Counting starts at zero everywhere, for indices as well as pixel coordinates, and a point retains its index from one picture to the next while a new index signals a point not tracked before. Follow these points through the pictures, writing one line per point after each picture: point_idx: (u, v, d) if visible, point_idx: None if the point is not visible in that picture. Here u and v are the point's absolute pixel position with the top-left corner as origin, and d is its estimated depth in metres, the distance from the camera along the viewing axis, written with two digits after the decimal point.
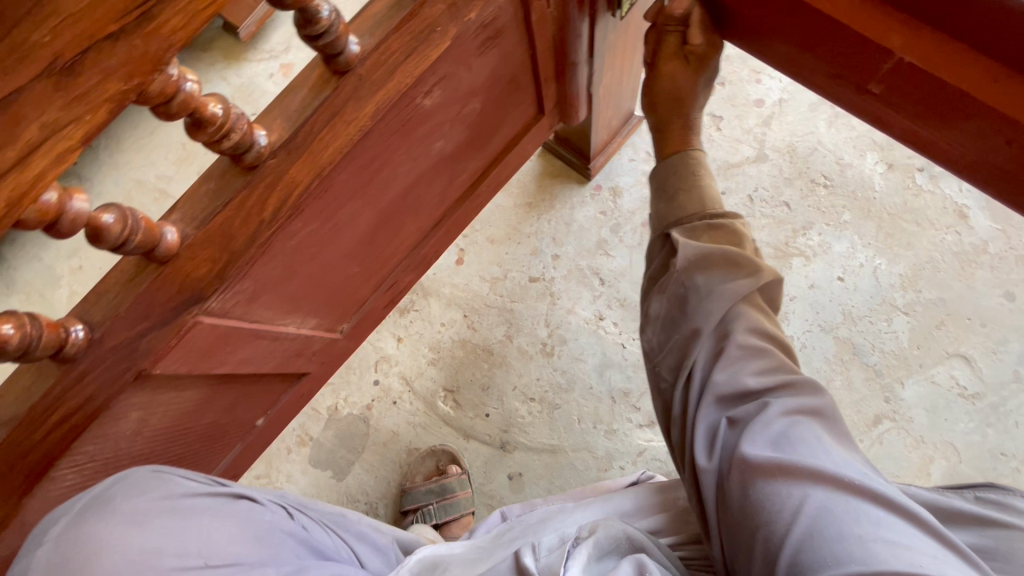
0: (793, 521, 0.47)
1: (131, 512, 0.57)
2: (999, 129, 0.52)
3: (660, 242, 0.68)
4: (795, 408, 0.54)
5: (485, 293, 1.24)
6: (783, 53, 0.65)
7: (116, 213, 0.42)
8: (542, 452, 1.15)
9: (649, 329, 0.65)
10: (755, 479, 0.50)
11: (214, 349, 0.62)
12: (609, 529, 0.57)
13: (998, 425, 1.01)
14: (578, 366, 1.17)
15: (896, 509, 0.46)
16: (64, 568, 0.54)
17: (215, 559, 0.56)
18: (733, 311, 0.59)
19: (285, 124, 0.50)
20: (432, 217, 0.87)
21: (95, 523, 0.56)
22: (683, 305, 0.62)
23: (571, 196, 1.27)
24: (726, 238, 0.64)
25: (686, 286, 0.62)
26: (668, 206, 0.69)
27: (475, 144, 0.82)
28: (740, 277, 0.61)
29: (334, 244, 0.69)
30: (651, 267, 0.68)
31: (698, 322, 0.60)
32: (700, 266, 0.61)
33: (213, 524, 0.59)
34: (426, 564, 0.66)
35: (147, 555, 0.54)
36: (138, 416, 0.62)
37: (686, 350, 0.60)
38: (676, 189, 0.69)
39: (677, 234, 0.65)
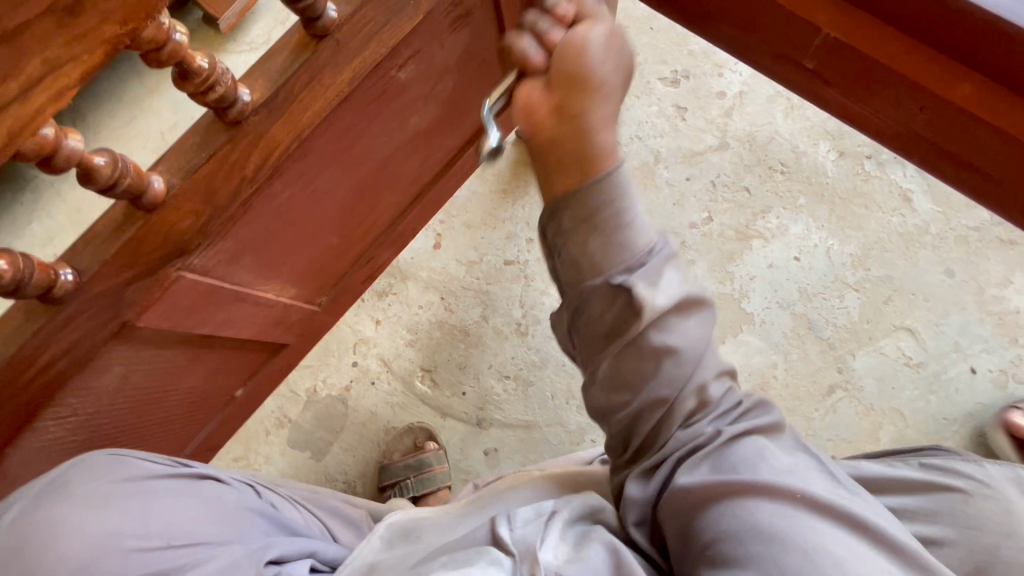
0: (740, 542, 0.47)
1: (87, 494, 0.59)
2: (913, 98, 0.59)
3: (601, 291, 0.49)
4: (741, 428, 0.53)
5: (462, 276, 1.28)
6: (730, 36, 0.71)
7: (107, 156, 0.45)
8: (517, 428, 1.19)
9: (594, 387, 0.54)
10: (704, 508, 0.50)
11: (195, 308, 0.65)
12: (584, 501, 0.60)
13: (940, 391, 1.08)
14: (551, 344, 1.22)
15: (833, 514, 0.49)
16: (19, 554, 0.55)
17: (177, 539, 0.58)
18: (697, 365, 0.52)
19: (266, 85, 0.54)
20: (407, 194, 0.91)
21: (51, 508, 0.58)
22: (640, 370, 0.51)
23: None
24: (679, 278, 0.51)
25: (648, 350, 0.50)
26: (602, 241, 0.49)
27: (436, 132, 0.85)
28: (703, 324, 0.52)
29: (312, 212, 0.73)
30: (586, 318, 0.51)
31: (663, 391, 0.51)
32: (663, 325, 0.50)
33: (175, 504, 0.61)
34: (397, 530, 0.68)
35: (107, 536, 0.56)
36: (120, 372, 0.64)
37: (645, 415, 0.53)
38: (613, 220, 0.48)
39: (632, 286, 0.48)
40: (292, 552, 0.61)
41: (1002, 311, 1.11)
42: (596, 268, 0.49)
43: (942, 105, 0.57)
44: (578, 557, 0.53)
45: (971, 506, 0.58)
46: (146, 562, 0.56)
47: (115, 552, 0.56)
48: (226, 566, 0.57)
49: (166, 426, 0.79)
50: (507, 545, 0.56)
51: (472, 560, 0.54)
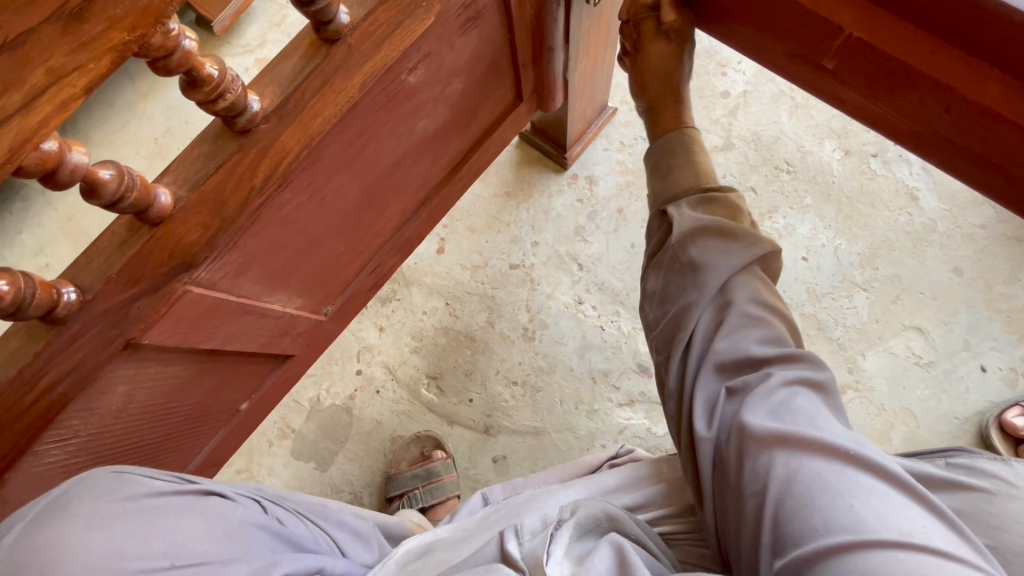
0: (786, 489, 0.46)
1: (89, 514, 0.55)
2: (937, 98, 0.57)
3: (658, 220, 0.69)
4: (794, 377, 0.54)
5: (467, 281, 1.26)
6: (746, 36, 0.70)
7: (113, 169, 0.43)
8: (526, 434, 1.17)
9: (647, 304, 0.67)
10: (753, 448, 0.49)
11: (202, 321, 0.63)
12: (588, 509, 0.58)
13: (951, 390, 1.08)
14: (558, 349, 1.20)
15: (885, 478, 0.46)
16: (19, 573, 0.52)
17: (182, 559, 0.55)
18: (734, 281, 0.60)
19: (277, 91, 0.52)
20: (415, 199, 0.89)
21: (52, 529, 0.54)
22: (680, 281, 0.62)
23: (549, 184, 1.30)
24: (722, 212, 0.65)
25: (682, 257, 0.62)
26: (662, 184, 0.70)
27: (455, 125, 0.83)
28: (739, 250, 0.61)
29: (321, 219, 0.71)
30: (649, 242, 0.69)
31: (692, 296, 0.60)
32: (698, 241, 0.62)
33: (179, 523, 0.57)
34: (413, 553, 0.67)
35: (111, 557, 0.53)
36: (124, 391, 0.61)
37: (684, 321, 0.60)
38: (668, 167, 0.70)
39: (674, 210, 0.66)
40: (303, 569, 0.59)
41: (1011, 309, 1.11)
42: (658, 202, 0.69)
43: (967, 106, 0.55)
44: (583, 569, 0.51)
45: (996, 507, 0.53)
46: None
47: (118, 575, 0.52)
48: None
49: (166, 446, 0.76)
50: (516, 560, 0.55)
51: None
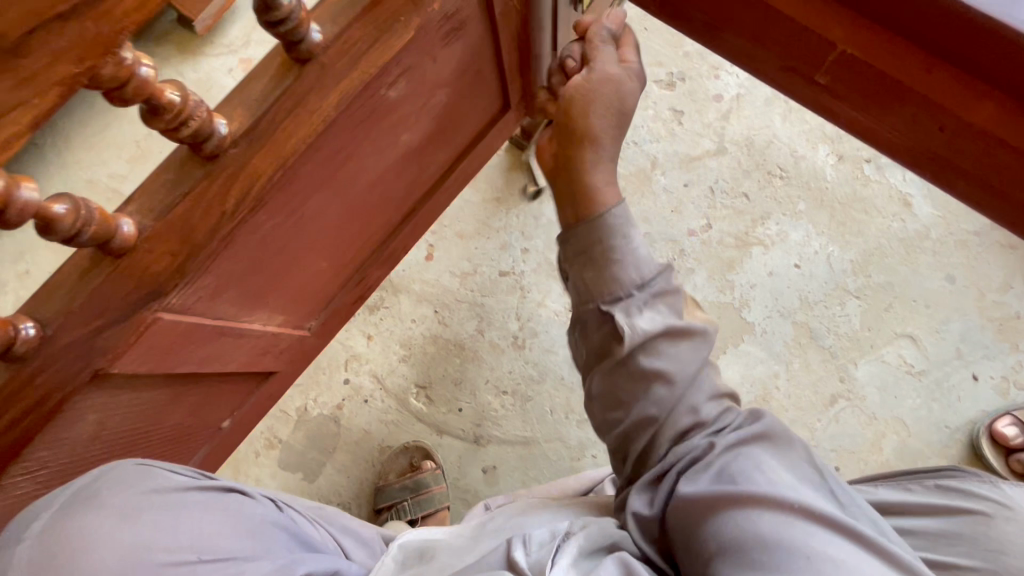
0: (736, 557, 0.47)
1: (120, 505, 0.55)
2: (932, 117, 0.56)
3: (596, 318, 0.59)
4: (738, 438, 0.54)
5: (456, 288, 1.25)
6: (738, 47, 0.68)
7: (68, 204, 0.41)
8: (516, 444, 1.16)
9: (592, 405, 0.61)
10: (702, 517, 0.50)
11: (176, 347, 0.61)
12: (602, 523, 0.57)
13: (943, 399, 1.07)
14: (549, 357, 1.19)
15: (835, 526, 0.48)
16: (49, 563, 0.51)
17: (209, 553, 0.55)
18: (689, 386, 0.57)
19: (245, 114, 0.50)
20: (399, 212, 0.87)
21: (80, 520, 0.53)
22: (629, 390, 0.57)
23: (539, 189, 1.28)
24: (668, 309, 0.58)
25: (636, 372, 0.56)
26: (599, 276, 0.58)
27: (427, 146, 0.80)
28: (691, 349, 0.57)
29: (300, 237, 0.69)
30: (584, 343, 0.61)
31: (650, 409, 0.56)
32: (649, 349, 0.56)
33: (205, 517, 0.57)
34: (412, 550, 0.67)
35: (140, 549, 0.52)
36: (95, 419, 0.59)
37: (637, 433, 0.57)
38: (603, 258, 0.58)
39: (619, 317, 0.57)
40: (319, 572, 0.59)
41: (1003, 317, 1.10)
42: (592, 300, 0.59)
43: (961, 127, 0.54)
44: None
45: (993, 530, 0.57)
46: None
47: (146, 567, 0.52)
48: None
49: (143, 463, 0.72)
50: (522, 568, 0.54)
51: None
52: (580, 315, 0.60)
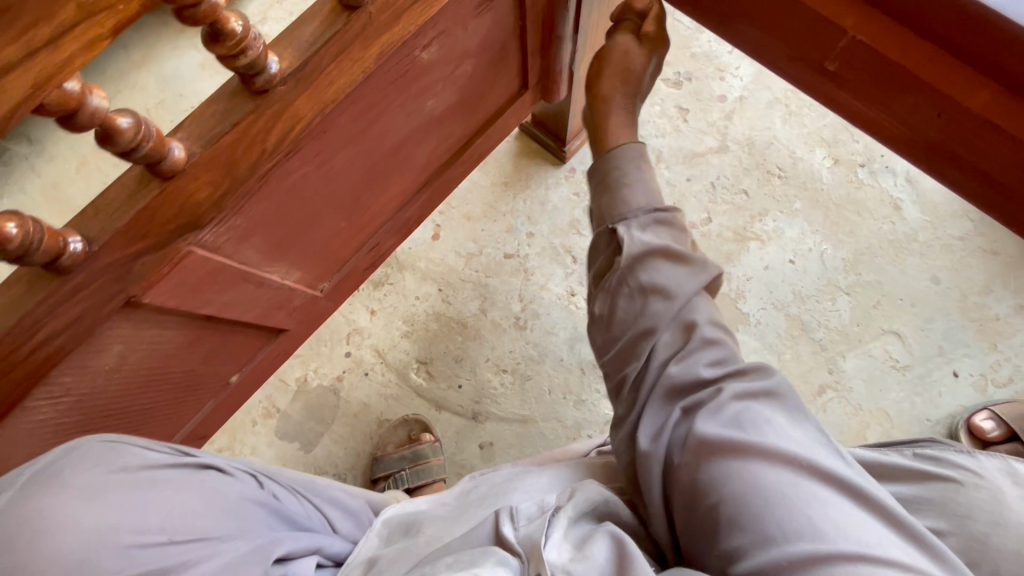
0: (743, 505, 0.48)
1: (87, 484, 0.51)
2: (932, 103, 0.60)
3: (606, 237, 0.65)
4: (746, 389, 0.55)
5: (461, 268, 1.27)
6: (750, 37, 0.73)
7: (131, 118, 0.43)
8: (513, 422, 1.18)
9: (595, 326, 0.65)
10: (708, 461, 0.51)
11: (203, 287, 0.63)
12: (586, 493, 0.58)
13: (924, 393, 1.12)
14: (550, 339, 1.22)
15: (839, 484, 0.49)
16: (10, 545, 0.48)
17: (180, 534, 0.52)
18: (687, 305, 0.59)
19: (295, 53, 0.52)
20: (415, 182, 0.89)
21: (45, 499, 0.50)
22: (630, 305, 0.61)
23: (546, 177, 1.31)
24: (671, 233, 0.63)
25: (631, 283, 0.61)
26: (610, 197, 0.66)
27: (449, 116, 0.83)
28: (690, 272, 0.60)
29: (325, 192, 0.71)
30: (592, 263, 0.67)
31: (647, 324, 0.60)
32: (646, 265, 0.60)
33: (176, 496, 0.54)
34: (396, 524, 0.67)
35: (106, 531, 0.49)
36: (119, 350, 0.61)
37: (636, 348, 0.60)
38: (617, 181, 0.66)
39: (623, 229, 0.63)
40: (300, 550, 0.57)
41: (984, 318, 1.15)
42: (602, 220, 0.66)
43: (959, 112, 0.58)
44: (583, 555, 0.52)
45: (962, 496, 0.56)
46: (149, 561, 0.50)
47: (113, 549, 0.49)
48: (232, 563, 0.52)
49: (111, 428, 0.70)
50: (511, 544, 0.54)
51: (478, 560, 0.51)
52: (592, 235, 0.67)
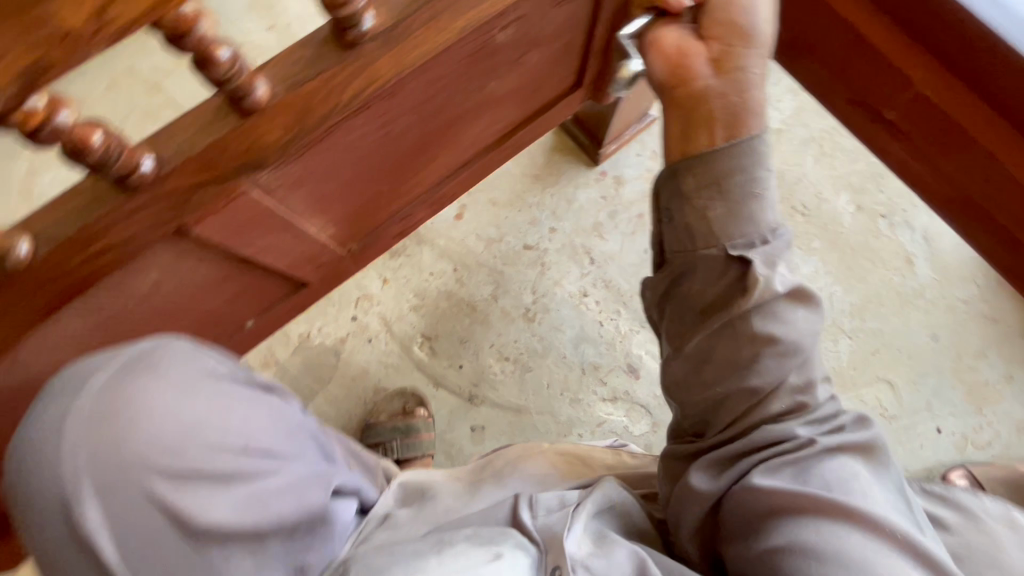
0: (812, 561, 0.50)
1: (180, 377, 0.52)
2: (982, 167, 0.62)
3: (720, 267, 0.58)
4: (836, 444, 0.56)
5: (479, 251, 1.28)
6: (814, 73, 0.75)
7: (230, 50, 0.45)
8: (507, 410, 1.19)
9: (674, 362, 0.61)
10: (779, 511, 0.53)
11: (248, 227, 0.63)
12: (604, 491, 0.60)
13: (906, 444, 1.16)
14: (556, 335, 1.23)
15: (913, 554, 0.50)
16: (107, 423, 0.49)
17: (255, 446, 0.54)
18: (798, 363, 0.57)
19: (388, 13, 0.53)
20: (458, 159, 0.90)
21: (141, 385, 0.50)
22: (735, 352, 0.57)
23: (576, 176, 1.32)
24: (790, 266, 0.60)
25: (743, 334, 0.56)
26: (727, 209, 0.57)
27: (505, 104, 0.84)
28: (809, 318, 0.58)
29: (379, 154, 0.71)
30: (688, 288, 0.60)
31: (754, 380, 0.56)
32: (767, 312, 0.56)
33: (255, 411, 0.56)
34: (411, 488, 0.69)
35: (195, 427, 0.51)
36: (154, 277, 0.61)
37: (736, 403, 0.58)
38: (738, 196, 0.57)
39: (748, 258, 0.56)
40: (348, 485, 0.61)
41: (974, 381, 1.19)
42: (712, 239, 0.58)
43: (1008, 180, 0.60)
44: (602, 551, 0.52)
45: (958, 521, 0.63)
46: (229, 464, 0.52)
47: (199, 446, 0.51)
48: (295, 483, 0.55)
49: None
50: (528, 530, 0.56)
51: (496, 538, 0.53)
52: (684, 250, 0.60)
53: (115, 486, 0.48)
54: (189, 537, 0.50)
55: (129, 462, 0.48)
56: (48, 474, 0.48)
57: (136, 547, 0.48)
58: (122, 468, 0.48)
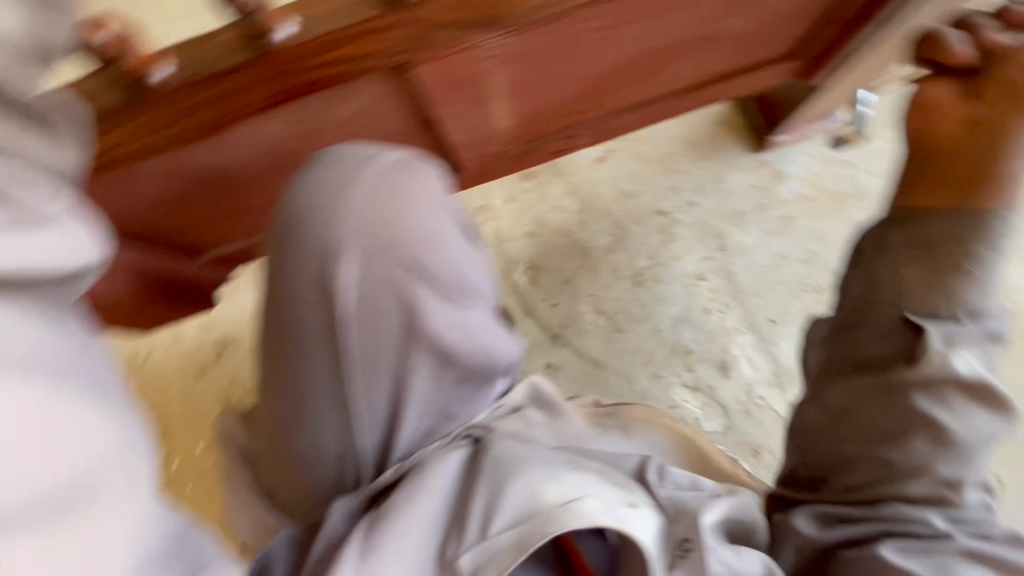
0: None
1: (442, 190, 0.58)
2: None
3: (898, 328, 0.53)
4: (978, 551, 0.49)
5: (610, 201, 1.25)
6: None
7: None
8: (586, 360, 1.18)
9: (808, 409, 0.57)
10: None
11: (454, 87, 0.64)
12: (743, 500, 0.55)
13: None
14: (658, 307, 1.19)
15: None
16: (384, 196, 0.55)
17: (474, 278, 0.58)
18: (956, 453, 0.51)
19: None
20: (647, 93, 0.86)
21: (419, 180, 0.57)
22: (881, 418, 0.52)
23: (735, 156, 1.25)
24: (989, 357, 0.52)
25: (899, 405, 0.51)
26: (926, 278, 0.52)
27: (716, 49, 0.80)
28: (986, 419, 0.51)
29: (590, 58, 0.69)
30: (851, 342, 0.55)
31: (893, 455, 0.51)
32: (936, 393, 0.51)
33: (480, 252, 0.60)
34: (541, 397, 0.63)
35: (442, 233, 0.55)
36: (356, 111, 0.63)
37: (868, 470, 0.53)
38: (953, 262, 0.51)
39: (932, 333, 0.51)
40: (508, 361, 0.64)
41: None
42: (900, 299, 0.52)
43: None
44: (736, 551, 0.48)
45: None
46: (456, 282, 0.56)
47: (442, 249, 0.55)
48: (489, 327, 0.59)
49: (286, 179, 0.73)
50: (655, 495, 0.53)
51: (626, 487, 0.51)
52: (860, 297, 0.55)
53: (377, 256, 0.54)
54: (406, 329, 0.55)
55: (392, 233, 0.54)
56: (332, 221, 0.55)
57: (368, 314, 0.54)
58: (384, 236, 0.54)
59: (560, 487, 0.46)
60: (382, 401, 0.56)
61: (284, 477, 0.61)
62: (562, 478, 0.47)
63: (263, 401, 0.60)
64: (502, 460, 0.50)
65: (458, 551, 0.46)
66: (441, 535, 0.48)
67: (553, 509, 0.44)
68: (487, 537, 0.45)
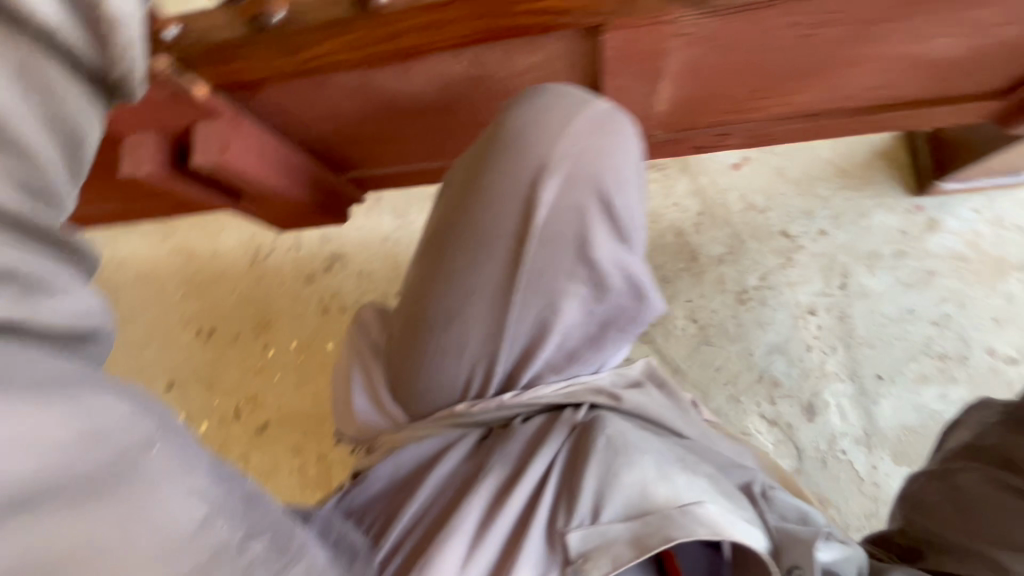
0: None
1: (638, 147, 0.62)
2: None
3: None
4: None
5: (735, 211, 1.19)
6: None
7: None
8: (667, 364, 1.15)
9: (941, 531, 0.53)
10: None
11: (635, 61, 0.66)
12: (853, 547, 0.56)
13: None
14: (756, 331, 1.13)
15: None
16: (598, 133, 0.58)
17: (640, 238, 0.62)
18: None
19: None
20: (821, 104, 0.80)
21: (626, 130, 0.60)
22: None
23: (887, 194, 1.16)
24: None
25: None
26: None
27: (912, 71, 0.74)
28: None
29: (775, 57, 0.68)
30: None
31: None
32: None
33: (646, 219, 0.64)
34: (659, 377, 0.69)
35: (632, 183, 0.59)
36: (534, 63, 0.67)
37: None
38: None
39: None
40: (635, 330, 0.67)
41: None
42: None
43: None
44: None
45: None
46: (630, 232, 0.59)
47: (628, 198, 0.59)
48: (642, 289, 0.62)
49: (444, 119, 0.78)
50: (766, 522, 0.55)
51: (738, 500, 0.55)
52: None
53: (569, 186, 0.57)
54: (576, 260, 0.58)
55: (595, 166, 0.57)
56: (539, 141, 0.57)
57: (551, 237, 0.57)
58: (587, 167, 0.57)
59: (671, 488, 0.53)
60: (528, 325, 0.59)
61: (413, 376, 0.63)
62: (672, 479, 0.54)
63: (415, 296, 0.62)
64: (613, 444, 0.56)
65: (566, 526, 0.52)
66: (551, 506, 0.55)
67: (669, 510, 0.50)
68: (598, 523, 0.52)
